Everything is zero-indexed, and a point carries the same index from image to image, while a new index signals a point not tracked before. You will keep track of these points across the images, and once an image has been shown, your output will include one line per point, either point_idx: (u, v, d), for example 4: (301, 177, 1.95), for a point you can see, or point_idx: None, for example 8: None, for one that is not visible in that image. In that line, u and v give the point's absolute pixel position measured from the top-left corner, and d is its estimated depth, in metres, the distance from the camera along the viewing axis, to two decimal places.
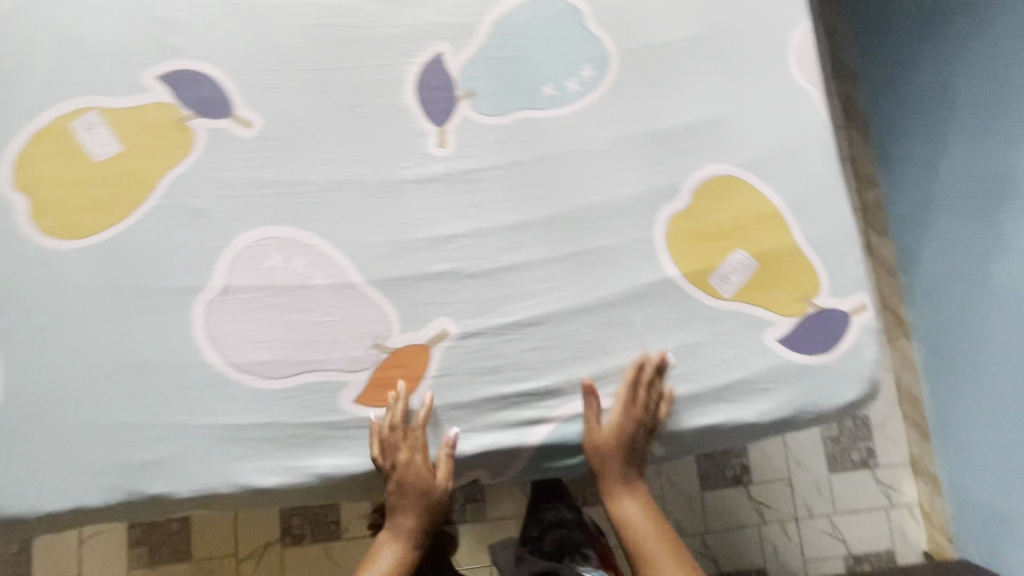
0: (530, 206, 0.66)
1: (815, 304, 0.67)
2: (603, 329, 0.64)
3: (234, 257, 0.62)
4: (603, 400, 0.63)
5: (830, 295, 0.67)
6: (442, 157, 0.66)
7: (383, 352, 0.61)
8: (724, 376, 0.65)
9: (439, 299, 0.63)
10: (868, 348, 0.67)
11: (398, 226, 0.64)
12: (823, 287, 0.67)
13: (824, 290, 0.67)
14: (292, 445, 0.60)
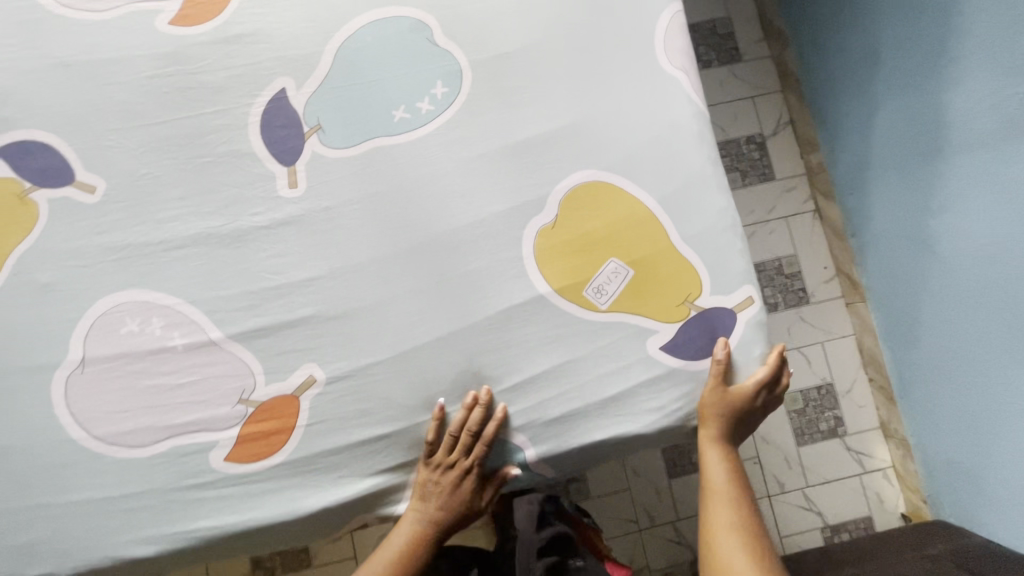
0: (389, 237, 0.64)
1: (698, 304, 0.64)
2: (474, 356, 0.62)
3: (88, 328, 0.61)
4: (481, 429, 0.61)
5: (713, 292, 0.64)
6: (293, 198, 0.64)
7: (250, 407, 0.60)
8: (606, 391, 0.62)
9: (302, 345, 0.61)
10: (757, 343, 0.64)
11: (253, 275, 0.63)
12: (704, 285, 0.64)
13: (706, 287, 0.64)
14: (163, 512, 0.59)
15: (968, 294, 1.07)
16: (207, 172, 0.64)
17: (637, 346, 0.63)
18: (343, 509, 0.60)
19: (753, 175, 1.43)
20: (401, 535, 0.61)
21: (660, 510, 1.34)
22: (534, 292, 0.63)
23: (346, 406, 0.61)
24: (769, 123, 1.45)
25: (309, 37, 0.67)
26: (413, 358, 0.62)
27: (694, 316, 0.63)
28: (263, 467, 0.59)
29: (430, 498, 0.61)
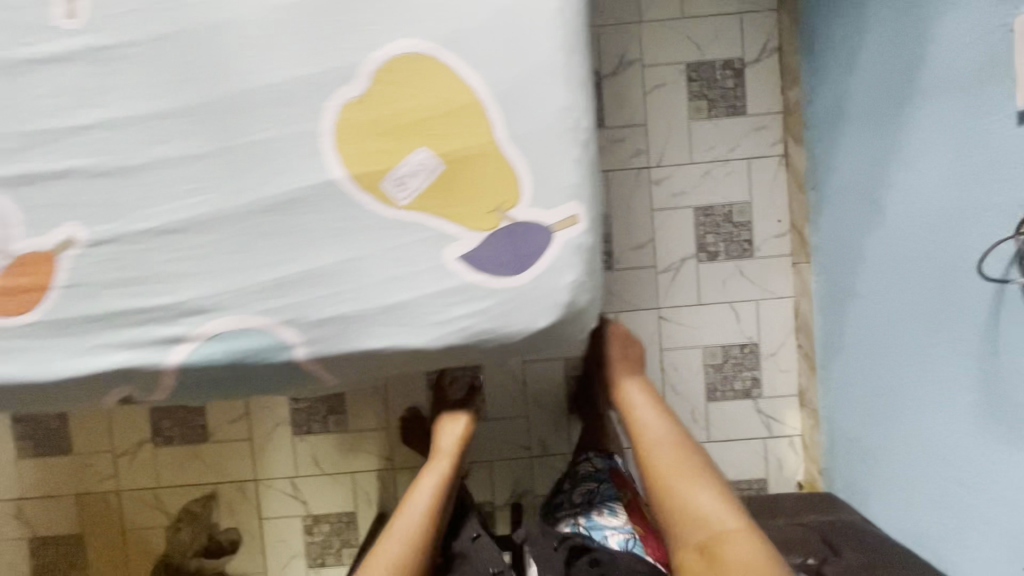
0: (172, 91, 0.55)
1: (511, 215, 0.55)
2: (251, 241, 0.56)
3: None
4: (251, 320, 0.56)
5: (531, 204, 0.55)
6: (68, 31, 0.55)
7: (6, 260, 0.56)
8: (390, 298, 0.56)
9: (67, 200, 0.56)
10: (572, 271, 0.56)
11: (21, 115, 0.56)
12: (522, 195, 0.55)
13: (524, 198, 0.55)
14: None
15: (909, 270, 0.95)
16: None
17: (434, 254, 0.56)
18: (102, 381, 0.57)
19: (721, 107, 1.27)
20: (420, 493, 0.74)
21: (555, 441, 1.33)
22: (327, 177, 0.55)
23: (110, 273, 0.56)
24: (754, 47, 1.26)
25: None
26: (186, 233, 0.56)
27: (504, 228, 0.56)
28: (19, 326, 0.56)
29: (439, 454, 0.78)
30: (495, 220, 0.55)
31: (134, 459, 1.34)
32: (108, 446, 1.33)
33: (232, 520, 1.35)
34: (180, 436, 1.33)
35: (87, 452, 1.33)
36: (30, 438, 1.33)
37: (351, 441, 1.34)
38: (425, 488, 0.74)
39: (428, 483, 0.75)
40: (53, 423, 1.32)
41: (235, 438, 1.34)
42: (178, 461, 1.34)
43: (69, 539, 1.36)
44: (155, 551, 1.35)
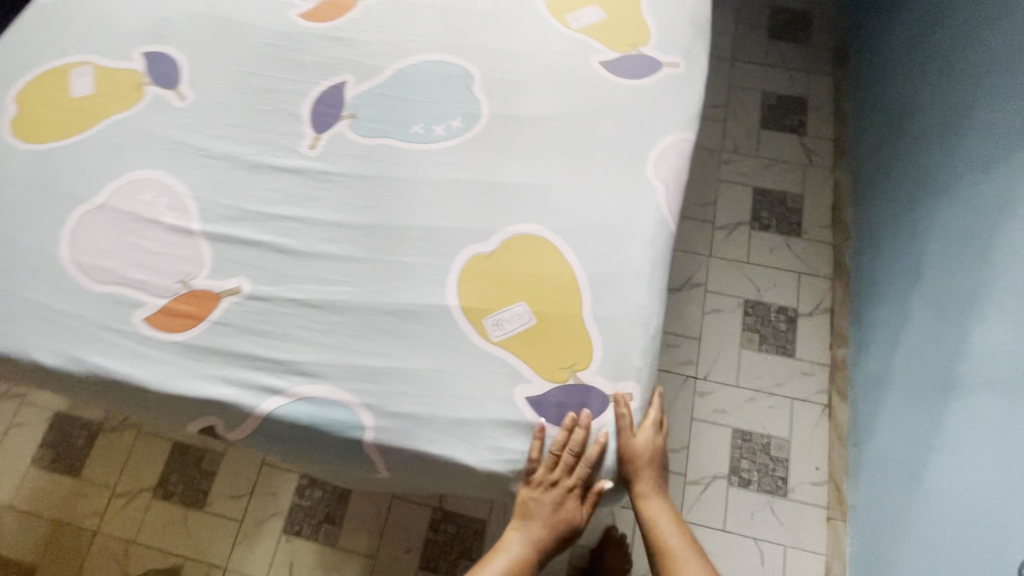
0: (357, 211, 0.75)
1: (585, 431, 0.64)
2: (367, 332, 0.68)
3: (122, 186, 0.77)
4: (339, 393, 0.66)
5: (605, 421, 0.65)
6: (305, 155, 0.78)
7: (185, 287, 0.71)
8: (456, 412, 0.65)
9: (248, 261, 0.72)
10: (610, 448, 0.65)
11: (247, 196, 0.76)
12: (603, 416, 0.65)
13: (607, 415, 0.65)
14: (78, 336, 0.69)
15: (956, 562, 0.87)
16: (259, 114, 0.81)
17: (505, 386, 0.66)
18: (200, 404, 0.67)
19: (771, 343, 1.39)
20: (508, 550, 0.66)
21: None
22: (443, 302, 0.69)
23: (252, 322, 0.69)
24: (808, 300, 1.42)
25: (384, 53, 0.85)
26: (321, 311, 0.70)
27: (577, 444, 0.64)
28: (165, 339, 0.69)
29: (532, 518, 0.65)
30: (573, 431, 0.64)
31: (127, 503, 1.34)
32: (109, 479, 1.36)
33: None
34: (181, 494, 1.34)
35: (92, 481, 1.35)
36: (54, 445, 1.38)
37: (332, 559, 1.28)
38: (514, 543, 0.66)
39: (514, 537, 0.66)
40: (82, 441, 1.38)
41: (225, 515, 1.32)
42: (169, 519, 1.33)
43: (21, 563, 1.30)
44: None
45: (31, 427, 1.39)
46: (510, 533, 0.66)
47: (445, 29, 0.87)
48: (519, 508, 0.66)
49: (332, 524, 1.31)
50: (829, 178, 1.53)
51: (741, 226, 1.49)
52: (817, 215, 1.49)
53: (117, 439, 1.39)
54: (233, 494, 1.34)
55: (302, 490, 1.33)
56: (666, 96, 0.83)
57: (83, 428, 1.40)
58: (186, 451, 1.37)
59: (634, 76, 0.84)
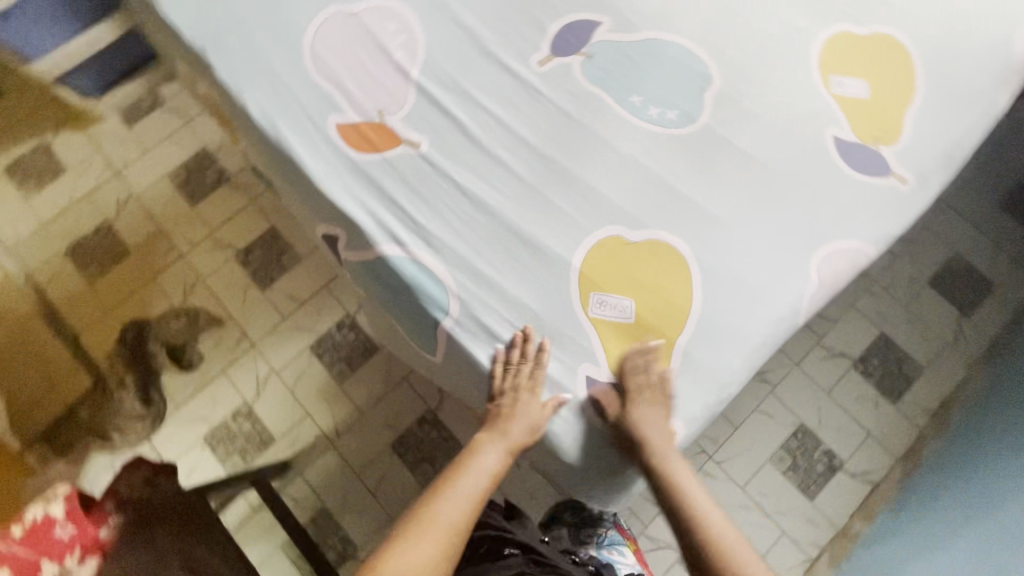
0: (545, 139, 0.79)
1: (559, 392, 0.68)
2: (494, 244, 0.74)
3: (378, 7, 0.84)
4: (445, 275, 0.72)
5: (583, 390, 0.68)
6: (531, 67, 0.82)
7: (379, 119, 0.79)
8: (525, 351, 0.70)
9: (437, 127, 0.79)
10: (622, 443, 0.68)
11: (466, 74, 0.82)
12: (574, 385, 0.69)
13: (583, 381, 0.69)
14: (283, 107, 0.79)
15: None
16: (515, 11, 0.85)
17: (576, 357, 0.70)
18: (339, 216, 0.76)
19: (799, 475, 1.34)
20: (483, 462, 0.68)
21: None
22: (568, 258, 0.73)
23: (413, 178, 0.76)
24: (860, 462, 1.35)
25: (647, 19, 0.86)
26: (470, 203, 0.75)
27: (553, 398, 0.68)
28: (343, 150, 0.77)
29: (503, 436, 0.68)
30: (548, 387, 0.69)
31: (213, 249, 1.52)
32: (211, 223, 1.54)
33: (208, 351, 1.44)
34: (254, 267, 1.50)
35: (200, 216, 1.54)
36: (188, 172, 1.58)
37: (332, 392, 1.42)
38: (488, 455, 0.68)
39: (487, 452, 0.68)
40: (209, 181, 1.57)
41: (276, 305, 1.48)
42: (234, 280, 1.50)
43: (122, 243, 1.52)
44: (149, 310, 1.47)
45: (182, 148, 1.59)
46: (484, 443, 0.69)
47: (713, 27, 0.86)
48: (489, 426, 0.69)
49: (347, 366, 1.43)
50: (961, 370, 1.40)
51: (844, 358, 1.42)
52: (925, 394, 1.39)
53: (233, 196, 1.56)
54: (290, 293, 1.49)
55: (341, 326, 1.46)
56: (874, 204, 0.80)
57: (214, 172, 1.58)
58: (275, 238, 1.53)
59: (856, 168, 0.81)
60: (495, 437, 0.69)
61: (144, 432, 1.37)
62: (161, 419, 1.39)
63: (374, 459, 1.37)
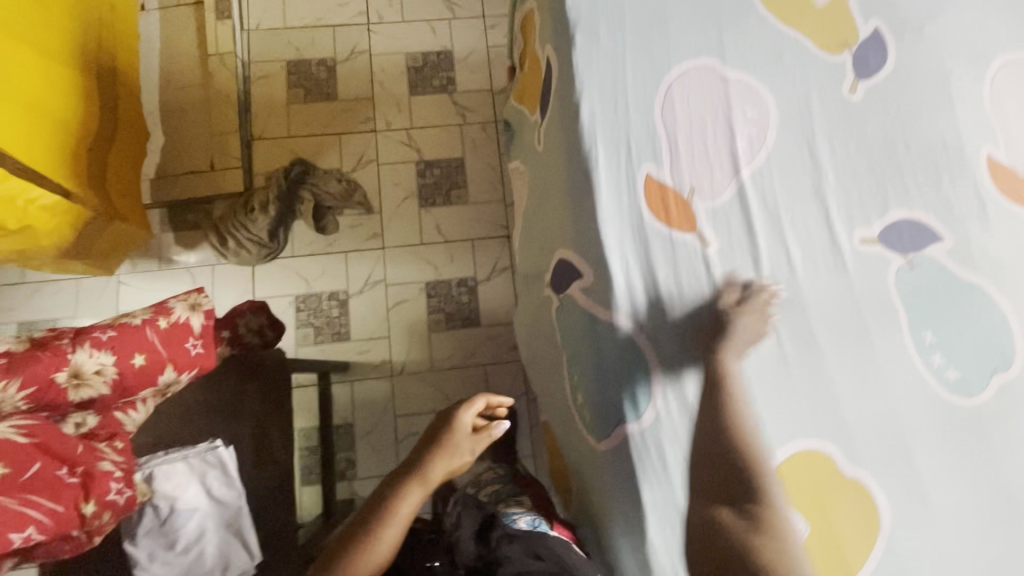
0: (822, 318, 0.73)
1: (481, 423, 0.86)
2: (716, 383, 0.69)
3: (750, 86, 0.78)
4: (656, 382, 0.69)
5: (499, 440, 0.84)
6: (852, 240, 0.75)
7: (688, 196, 0.74)
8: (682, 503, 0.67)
9: (733, 240, 0.73)
10: None
11: (790, 207, 0.75)
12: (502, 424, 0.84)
13: (500, 422, 0.85)
14: (610, 128, 0.75)
15: None
16: (870, 174, 0.78)
17: None
18: (596, 259, 0.72)
19: None
20: (408, 503, 0.77)
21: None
22: (775, 446, 0.68)
23: (684, 273, 0.72)
24: None
25: (989, 264, 0.77)
26: (719, 331, 0.71)
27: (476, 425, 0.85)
28: (638, 203, 0.73)
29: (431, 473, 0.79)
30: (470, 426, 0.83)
31: (403, 143, 1.52)
32: (415, 119, 1.54)
33: (345, 226, 1.47)
34: (425, 182, 1.50)
35: (410, 107, 1.54)
36: (424, 61, 1.57)
37: (420, 333, 1.42)
38: (413, 495, 0.77)
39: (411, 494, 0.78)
40: (437, 83, 1.56)
41: (422, 227, 1.48)
42: (402, 181, 1.51)
43: (334, 86, 1.54)
44: (321, 160, 1.50)
45: (433, 39, 1.58)
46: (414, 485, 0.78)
47: None
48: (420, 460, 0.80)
49: (446, 321, 1.43)
50: None
51: None
52: None
53: (447, 108, 1.55)
54: (439, 225, 1.48)
55: (462, 282, 1.45)
56: None
57: (446, 77, 1.57)
58: (458, 169, 1.52)
59: None
60: (419, 484, 0.78)
61: (255, 259, 1.40)
62: (275, 255, 1.43)
63: (418, 413, 1.38)
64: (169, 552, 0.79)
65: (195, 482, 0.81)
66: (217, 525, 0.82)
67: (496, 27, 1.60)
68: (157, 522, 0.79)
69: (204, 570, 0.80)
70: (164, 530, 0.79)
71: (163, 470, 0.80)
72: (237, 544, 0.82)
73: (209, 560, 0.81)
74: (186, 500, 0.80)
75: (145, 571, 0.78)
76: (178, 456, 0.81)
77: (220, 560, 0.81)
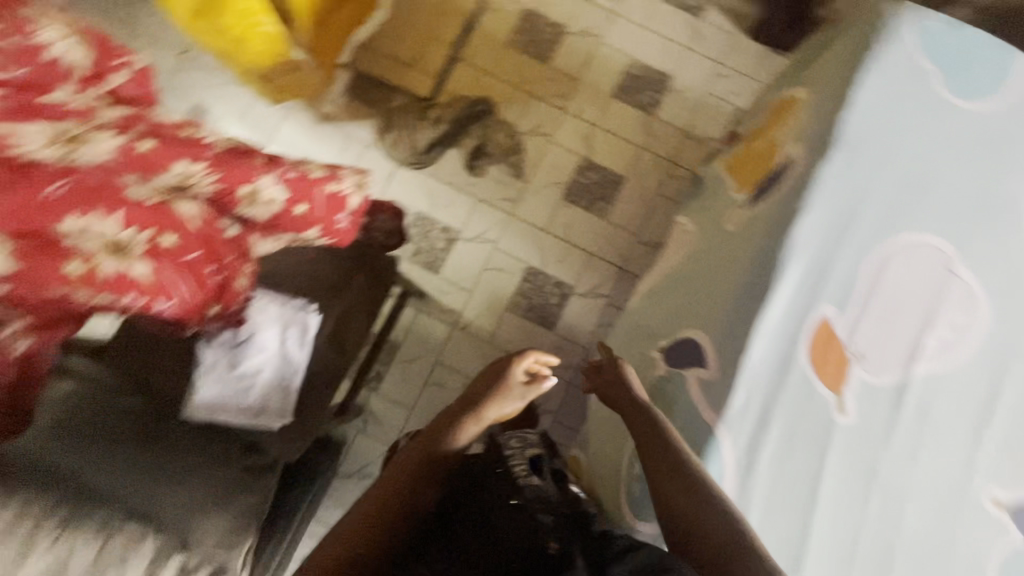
0: (911, 546, 0.68)
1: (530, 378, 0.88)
2: (776, 543, 0.66)
3: (968, 292, 0.73)
4: None
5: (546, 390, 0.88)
6: (981, 491, 0.71)
7: (850, 357, 0.70)
8: None
9: (869, 422, 0.70)
10: None
11: (941, 425, 0.71)
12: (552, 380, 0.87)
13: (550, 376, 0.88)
14: (816, 253, 0.72)
15: None
16: None
17: None
18: (733, 358, 0.70)
19: None
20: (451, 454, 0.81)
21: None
22: None
23: (805, 424, 0.69)
24: None
25: None
26: (807, 498, 0.67)
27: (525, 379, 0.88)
28: (800, 336, 0.70)
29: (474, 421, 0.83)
30: (520, 376, 0.86)
31: (581, 134, 1.53)
32: (604, 120, 1.54)
33: (491, 176, 1.49)
34: (579, 179, 1.51)
35: (606, 107, 1.55)
36: (641, 73, 1.56)
37: (499, 305, 1.45)
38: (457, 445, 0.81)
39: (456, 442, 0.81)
40: (642, 99, 1.55)
41: (554, 216, 1.49)
42: (561, 167, 1.52)
43: (552, 51, 1.56)
44: (504, 108, 1.52)
45: (661, 59, 1.57)
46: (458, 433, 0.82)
47: None
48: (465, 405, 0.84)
49: (527, 309, 1.45)
50: None
51: None
52: None
53: (637, 124, 1.54)
54: (570, 223, 1.49)
55: (559, 285, 1.46)
56: None
57: (652, 98, 1.55)
58: (614, 184, 1.51)
59: None
60: (464, 432, 0.82)
61: (404, 159, 1.48)
62: (420, 166, 1.48)
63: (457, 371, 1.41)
64: (226, 374, 0.85)
65: (275, 327, 0.87)
66: (271, 374, 0.87)
67: (723, 78, 1.57)
68: (230, 342, 0.85)
69: (242, 405, 0.86)
70: (232, 353, 0.85)
71: (257, 303, 0.87)
72: (277, 399, 0.87)
73: (250, 398, 0.86)
74: (262, 338, 0.86)
75: (199, 377, 0.84)
76: (273, 299, 0.88)
77: (258, 403, 0.86)
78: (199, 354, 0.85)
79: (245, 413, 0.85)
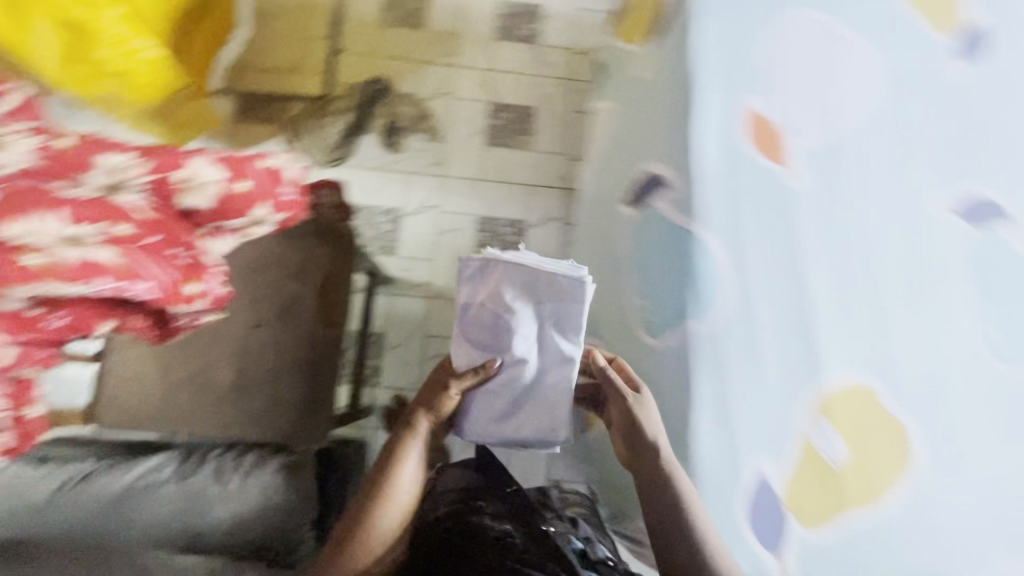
0: (885, 268, 0.77)
1: None
2: (780, 307, 0.74)
3: (858, 44, 0.82)
4: (718, 298, 0.73)
5: None
6: (924, 206, 0.80)
7: (781, 133, 0.78)
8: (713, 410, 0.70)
9: (815, 179, 0.78)
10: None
11: (874, 162, 0.80)
12: None
13: None
14: (721, 56, 0.79)
15: None
16: (952, 150, 0.82)
17: (762, 448, 0.69)
18: (687, 165, 0.77)
19: None
20: None
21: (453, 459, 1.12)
22: (823, 374, 0.72)
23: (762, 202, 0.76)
24: None
25: None
26: (790, 259, 0.75)
27: None
28: (735, 128, 0.77)
29: None
30: None
31: (478, 84, 1.56)
32: (494, 63, 1.57)
33: (411, 150, 1.50)
34: (493, 125, 1.54)
35: (492, 49, 1.58)
36: (515, 8, 1.61)
37: (463, 263, 1.46)
38: None
39: None
40: (522, 32, 1.60)
41: (482, 166, 1.52)
42: (473, 120, 1.54)
43: (423, 14, 1.58)
44: (402, 82, 1.54)
45: None
46: None
47: None
48: None
49: (489, 255, 1.47)
50: None
51: None
52: None
53: (528, 57, 1.59)
54: (500, 167, 1.52)
55: (512, 223, 1.49)
56: None
57: (531, 29, 1.60)
58: (526, 116, 1.56)
59: None
60: None
61: (325, 160, 1.47)
62: (341, 162, 1.47)
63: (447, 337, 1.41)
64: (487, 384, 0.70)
65: (535, 309, 0.68)
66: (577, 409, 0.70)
67: None
68: (491, 332, 0.69)
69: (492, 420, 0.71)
70: (489, 346, 0.69)
71: (487, 267, 0.69)
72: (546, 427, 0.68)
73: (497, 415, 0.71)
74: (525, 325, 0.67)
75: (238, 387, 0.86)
76: (537, 262, 0.69)
77: (508, 427, 0.71)
78: (455, 331, 0.72)
79: (510, 440, 0.71)
